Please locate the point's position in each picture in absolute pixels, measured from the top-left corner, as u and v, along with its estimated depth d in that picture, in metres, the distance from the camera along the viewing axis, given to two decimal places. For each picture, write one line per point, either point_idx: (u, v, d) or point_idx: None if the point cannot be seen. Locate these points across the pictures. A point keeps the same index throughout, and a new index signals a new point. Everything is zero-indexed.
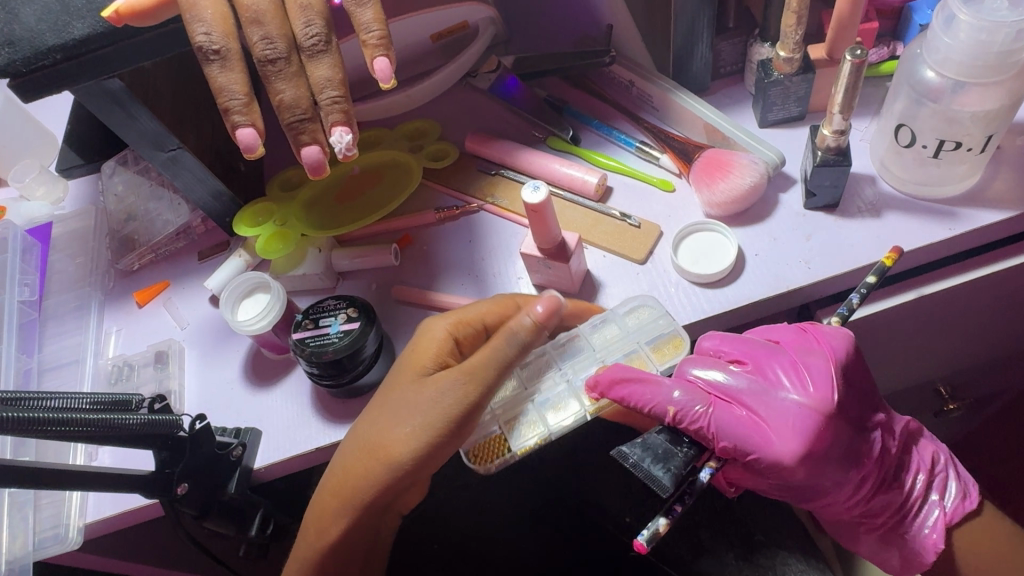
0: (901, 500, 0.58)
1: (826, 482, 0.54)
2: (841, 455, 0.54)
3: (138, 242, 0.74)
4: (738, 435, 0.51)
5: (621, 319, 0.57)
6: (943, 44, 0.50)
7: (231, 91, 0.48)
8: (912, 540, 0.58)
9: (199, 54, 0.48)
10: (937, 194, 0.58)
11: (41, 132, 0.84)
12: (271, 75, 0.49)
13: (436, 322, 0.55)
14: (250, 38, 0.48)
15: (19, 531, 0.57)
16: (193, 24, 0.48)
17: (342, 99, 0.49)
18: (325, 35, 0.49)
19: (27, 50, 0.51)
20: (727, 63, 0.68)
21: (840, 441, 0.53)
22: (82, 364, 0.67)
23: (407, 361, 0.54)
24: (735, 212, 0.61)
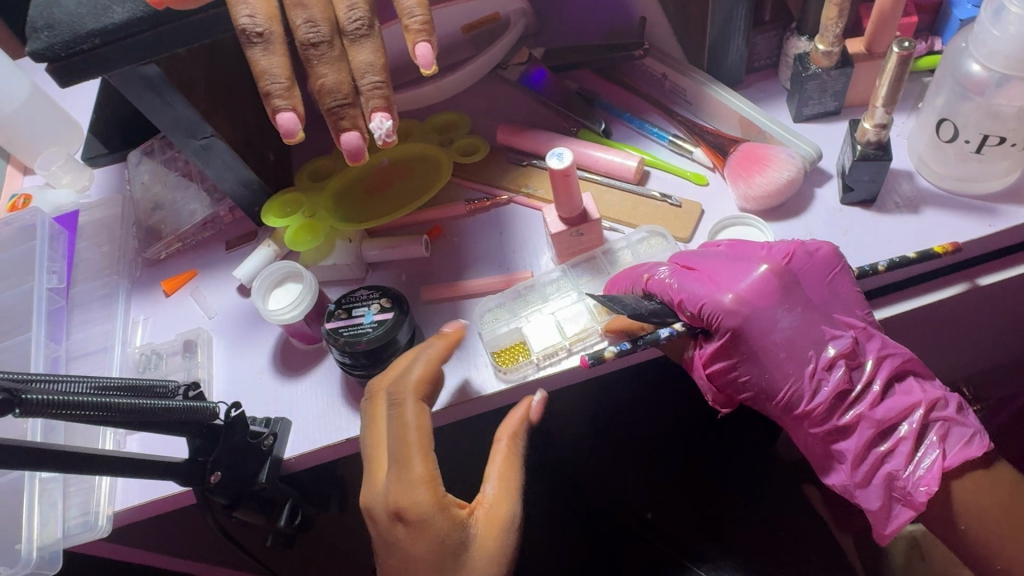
0: (880, 426, 0.50)
1: (783, 365, 0.51)
2: (803, 337, 0.51)
3: (165, 231, 0.73)
4: (692, 287, 0.53)
5: (634, 246, 0.62)
6: (991, 36, 0.50)
7: (272, 75, 0.48)
8: (889, 473, 0.49)
9: (242, 38, 0.48)
10: (976, 190, 0.58)
11: (67, 121, 0.83)
12: (314, 59, 0.48)
13: (403, 490, 0.49)
14: (294, 21, 0.48)
15: (49, 517, 0.57)
16: (237, 7, 0.48)
17: (383, 84, 0.49)
18: (368, 19, 0.49)
19: (65, 34, 0.50)
20: (761, 57, 0.68)
21: (801, 327, 0.51)
22: (111, 351, 0.67)
23: (409, 541, 0.49)
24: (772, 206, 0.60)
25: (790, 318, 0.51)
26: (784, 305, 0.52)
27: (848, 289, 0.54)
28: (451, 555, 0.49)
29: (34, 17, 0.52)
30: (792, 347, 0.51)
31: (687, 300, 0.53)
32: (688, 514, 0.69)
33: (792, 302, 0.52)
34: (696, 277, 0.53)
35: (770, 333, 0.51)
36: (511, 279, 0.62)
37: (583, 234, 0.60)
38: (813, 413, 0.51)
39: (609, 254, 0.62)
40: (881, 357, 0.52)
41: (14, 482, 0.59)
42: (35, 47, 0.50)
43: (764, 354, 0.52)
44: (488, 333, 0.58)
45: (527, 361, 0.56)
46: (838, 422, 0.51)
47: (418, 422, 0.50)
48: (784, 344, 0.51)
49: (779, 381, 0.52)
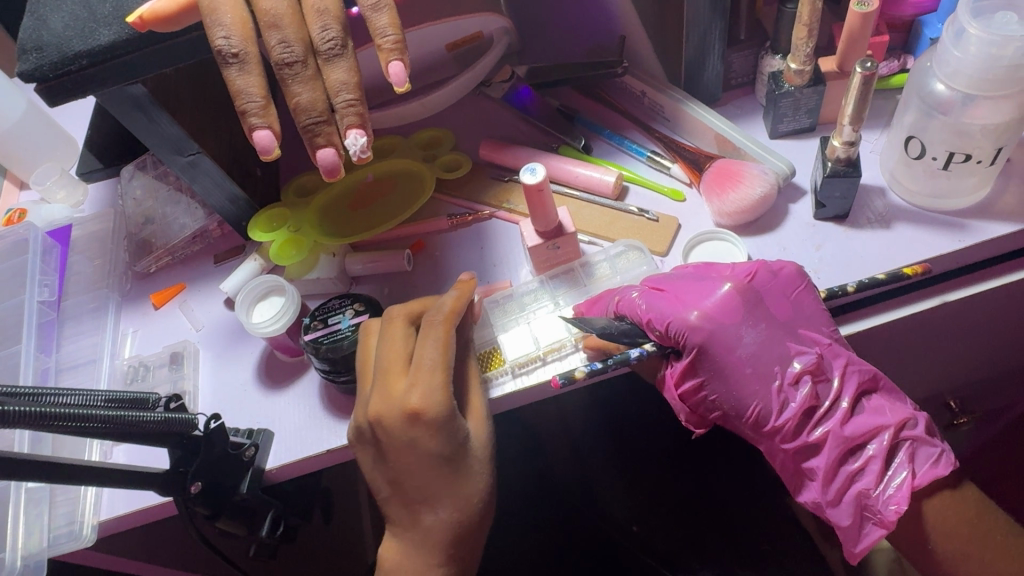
0: (848, 445, 0.51)
1: (750, 384, 0.52)
2: (768, 355, 0.52)
3: (155, 245, 0.75)
4: (659, 305, 0.54)
5: (612, 259, 0.62)
6: (953, 57, 0.51)
7: (248, 94, 0.49)
8: (859, 492, 0.50)
9: (219, 58, 0.50)
10: (947, 206, 0.59)
11: (62, 136, 0.85)
12: (289, 78, 0.50)
13: (423, 391, 0.51)
14: (268, 42, 0.50)
15: (34, 527, 0.58)
16: (214, 28, 0.49)
17: (358, 102, 0.50)
18: (341, 39, 0.50)
19: (53, 56, 0.52)
20: (738, 75, 0.69)
21: (766, 344, 0.52)
22: (99, 363, 0.68)
23: (422, 441, 0.51)
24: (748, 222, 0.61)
25: (755, 334, 0.52)
26: (749, 322, 0.53)
27: (813, 305, 0.55)
28: (458, 451, 0.52)
29: (24, 40, 0.54)
30: (757, 363, 0.52)
31: (653, 317, 0.54)
32: (671, 528, 0.70)
33: (757, 318, 0.53)
34: (663, 293, 0.55)
35: (735, 350, 0.52)
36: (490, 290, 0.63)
37: (560, 248, 0.61)
38: (783, 430, 0.52)
39: (586, 267, 0.62)
40: (846, 374, 0.53)
41: None
42: (24, 68, 0.52)
43: (732, 373, 0.53)
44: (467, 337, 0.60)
45: (500, 370, 0.57)
46: (808, 440, 0.52)
47: (399, 337, 0.54)
48: (749, 360, 0.52)
49: (749, 401, 0.53)
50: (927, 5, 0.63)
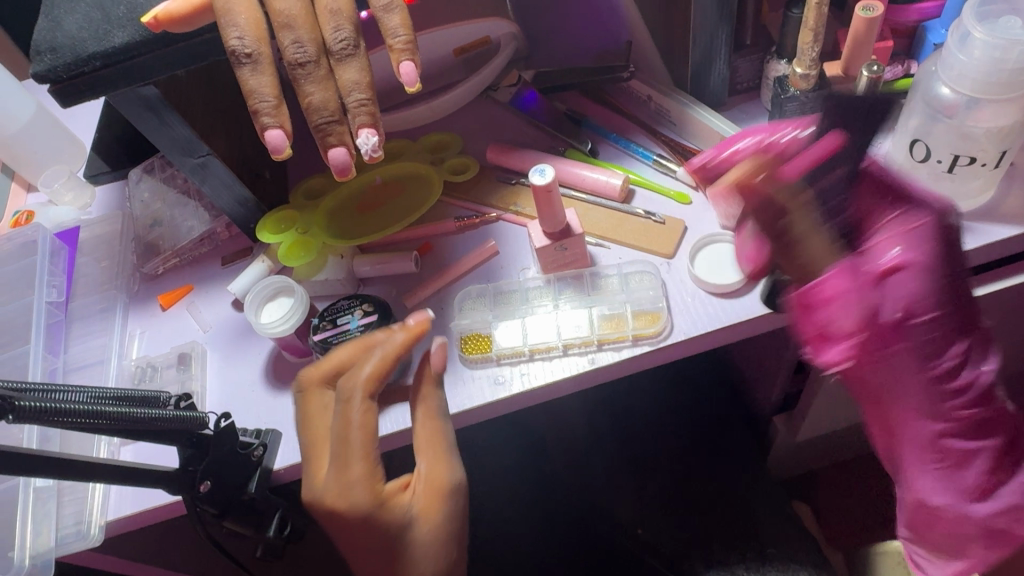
0: (988, 455, 0.51)
1: (907, 382, 0.49)
2: (931, 349, 0.47)
3: (163, 247, 0.75)
4: (900, 256, 0.48)
5: (624, 275, 0.63)
6: (957, 61, 0.51)
7: (261, 93, 0.50)
8: (991, 507, 0.52)
9: (233, 58, 0.50)
10: (951, 210, 0.59)
11: (70, 139, 0.86)
12: (302, 78, 0.50)
13: (340, 489, 0.49)
14: (282, 42, 0.50)
15: (42, 526, 0.58)
16: (228, 29, 0.50)
17: (370, 102, 0.50)
18: (354, 39, 0.50)
19: (67, 57, 0.53)
20: (743, 80, 0.70)
21: (938, 337, 0.47)
22: (107, 363, 0.68)
23: (357, 535, 0.50)
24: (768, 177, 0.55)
25: (926, 328, 0.47)
26: (930, 304, 0.47)
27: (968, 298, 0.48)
28: (401, 541, 0.50)
29: (38, 41, 0.54)
30: (925, 358, 0.48)
31: (894, 270, 0.48)
32: (677, 531, 0.70)
33: (942, 302, 0.47)
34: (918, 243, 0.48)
35: (914, 340, 0.47)
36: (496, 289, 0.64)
37: (567, 249, 0.62)
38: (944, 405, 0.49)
39: (595, 276, 0.64)
40: (991, 392, 0.49)
41: (9, 491, 0.60)
42: (38, 69, 0.53)
43: (928, 341, 0.47)
44: (470, 320, 0.62)
45: (487, 355, 0.59)
46: (965, 420, 0.49)
47: (325, 412, 0.54)
48: (920, 352, 0.48)
49: (928, 370, 0.48)
50: (930, 11, 0.63)
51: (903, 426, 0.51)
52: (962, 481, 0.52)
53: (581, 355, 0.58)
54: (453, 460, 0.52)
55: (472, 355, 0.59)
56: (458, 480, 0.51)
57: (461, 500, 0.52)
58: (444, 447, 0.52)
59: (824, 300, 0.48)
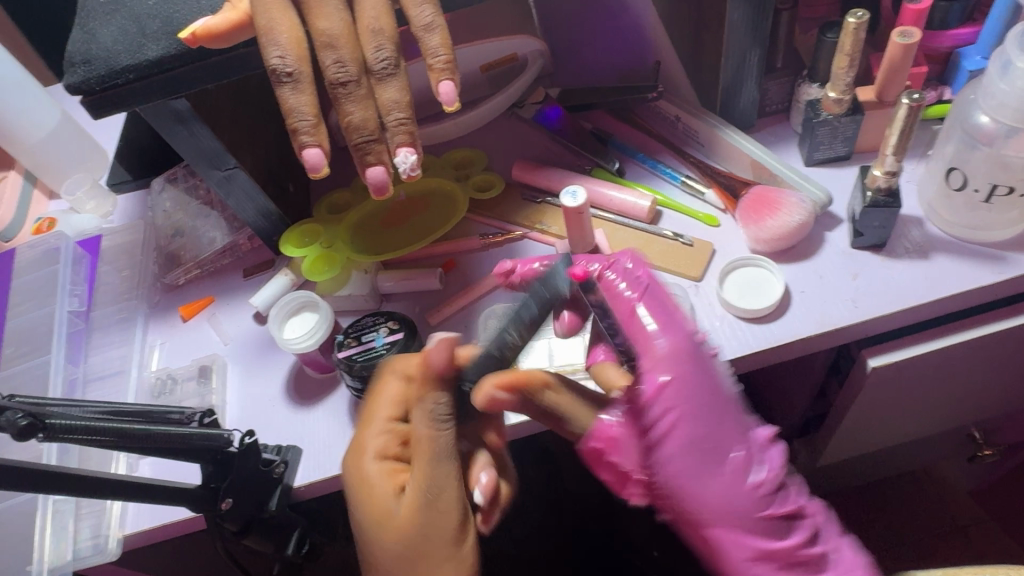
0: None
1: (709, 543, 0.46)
2: (722, 519, 0.44)
3: (184, 258, 0.75)
4: (662, 376, 0.44)
5: None
6: (999, 89, 0.51)
7: (301, 113, 0.50)
8: None
9: (273, 77, 0.50)
10: (987, 238, 0.59)
11: (93, 147, 0.85)
12: (342, 97, 0.50)
13: (366, 450, 0.52)
14: (323, 61, 0.50)
15: (61, 539, 0.58)
16: (268, 47, 0.49)
17: (409, 120, 0.51)
18: (394, 59, 0.50)
19: (101, 69, 0.52)
20: (773, 102, 0.69)
21: (690, 507, 0.45)
22: (127, 375, 0.68)
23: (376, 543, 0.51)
24: (545, 391, 0.49)
25: (702, 503, 0.44)
26: (697, 475, 0.44)
27: (697, 427, 0.44)
28: (386, 521, 0.51)
29: (73, 52, 0.54)
30: (708, 521, 0.45)
31: (664, 394, 0.44)
32: None
33: (686, 468, 0.44)
34: (683, 341, 0.45)
35: (710, 511, 0.44)
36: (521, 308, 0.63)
37: None
38: (772, 537, 0.45)
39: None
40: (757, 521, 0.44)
41: (25, 504, 0.59)
42: (72, 81, 0.53)
43: (727, 461, 0.44)
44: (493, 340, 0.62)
45: None
46: (763, 554, 0.45)
47: (398, 393, 0.53)
48: (711, 517, 0.44)
49: (674, 486, 0.45)
50: (966, 38, 0.63)
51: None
52: None
53: None
54: (439, 462, 0.49)
55: None
56: (433, 484, 0.49)
57: (445, 498, 0.49)
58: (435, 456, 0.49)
59: (608, 446, 0.48)
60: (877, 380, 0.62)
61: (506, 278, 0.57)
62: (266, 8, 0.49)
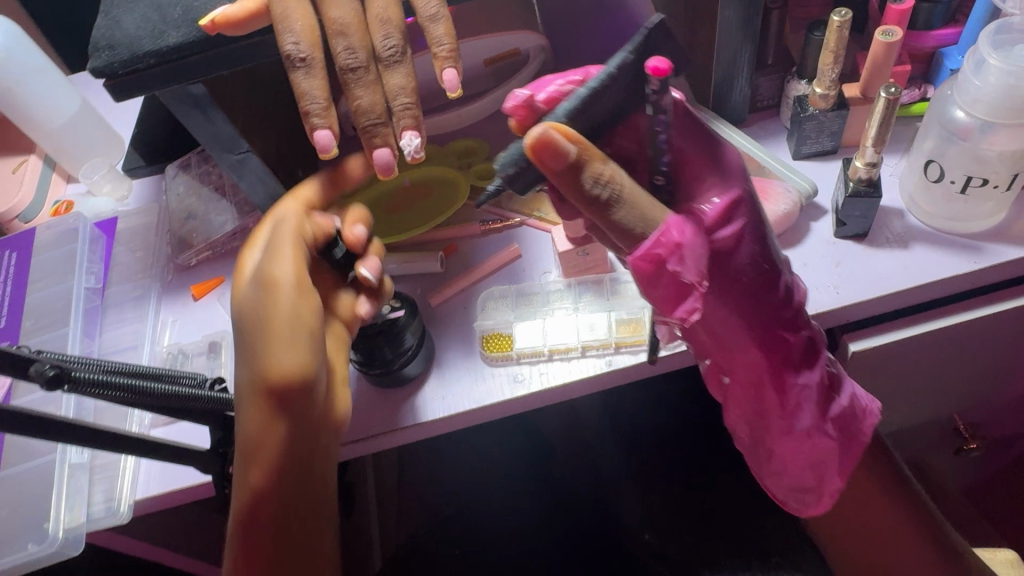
0: (821, 395, 0.56)
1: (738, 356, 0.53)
2: (759, 330, 0.52)
3: (196, 240, 0.78)
4: (727, 198, 0.48)
5: None
6: (973, 86, 0.54)
7: (312, 96, 0.52)
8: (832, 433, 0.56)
9: (287, 62, 0.53)
10: (964, 229, 0.61)
11: (110, 134, 0.89)
12: (352, 82, 0.53)
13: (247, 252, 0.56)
14: (334, 48, 0.53)
15: (75, 501, 0.61)
16: (285, 34, 0.53)
17: (414, 105, 0.53)
18: (401, 47, 0.54)
19: (124, 54, 0.56)
20: (764, 98, 0.72)
21: (734, 320, 0.52)
22: (140, 348, 0.71)
23: (264, 362, 0.47)
24: (605, 168, 0.43)
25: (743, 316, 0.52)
26: (747, 295, 0.51)
27: (755, 260, 0.50)
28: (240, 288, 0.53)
29: (97, 38, 0.57)
30: (749, 337, 0.53)
31: (734, 207, 0.48)
32: (685, 539, 0.72)
33: (738, 293, 0.51)
34: (740, 163, 0.50)
35: (735, 325, 0.52)
36: (518, 288, 0.67)
37: (588, 254, 0.64)
38: (787, 348, 0.54)
39: (615, 282, 0.67)
40: (793, 339, 0.54)
41: (43, 467, 0.63)
42: (96, 64, 0.56)
43: (774, 289, 0.51)
44: (490, 320, 0.65)
45: (508, 354, 0.62)
46: (793, 363, 0.54)
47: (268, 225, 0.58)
48: (748, 337, 0.53)
49: (753, 299, 0.51)
50: (948, 37, 0.66)
51: (774, 405, 0.56)
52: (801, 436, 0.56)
53: (598, 357, 0.61)
54: (275, 244, 0.52)
55: (496, 355, 0.62)
56: (277, 256, 0.51)
57: (279, 266, 0.50)
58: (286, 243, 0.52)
59: (672, 254, 0.43)
60: (859, 364, 0.64)
61: (525, 107, 0.47)
62: None
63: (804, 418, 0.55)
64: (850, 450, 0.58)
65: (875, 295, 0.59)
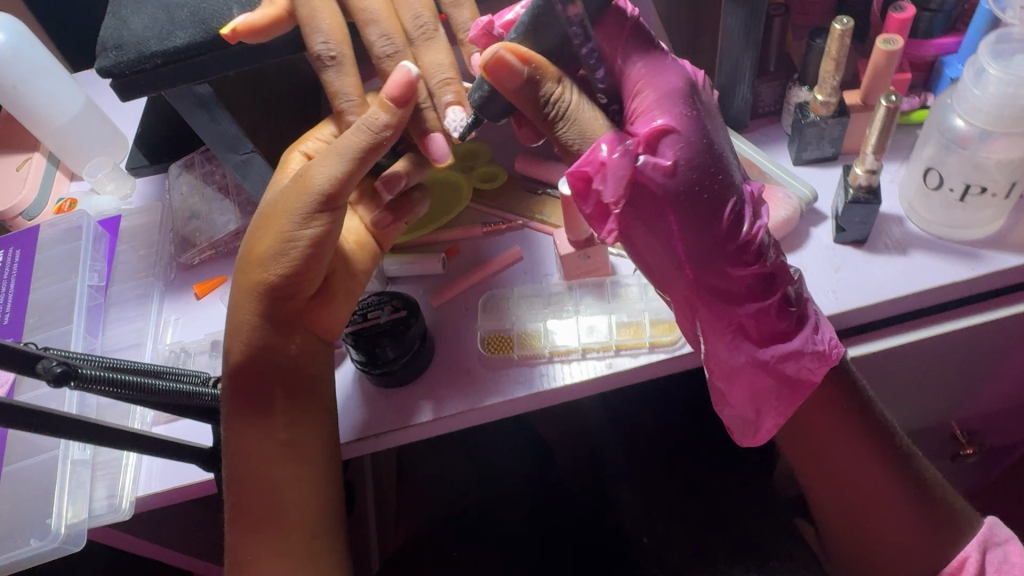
0: (765, 328, 0.56)
1: (677, 280, 0.55)
2: (698, 258, 0.53)
3: (199, 239, 0.78)
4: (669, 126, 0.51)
5: (644, 285, 0.67)
6: (972, 95, 0.54)
7: (345, 93, 0.56)
8: (774, 365, 0.56)
9: (317, 61, 0.56)
10: (962, 236, 0.62)
11: (114, 133, 0.89)
12: (390, 68, 0.56)
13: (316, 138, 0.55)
14: (368, 38, 0.56)
15: (77, 498, 0.61)
16: (313, 34, 0.55)
17: (454, 80, 0.55)
18: (432, 23, 0.56)
19: (131, 54, 0.56)
20: (765, 104, 0.73)
21: (677, 246, 0.53)
22: (142, 347, 0.71)
23: (260, 247, 0.54)
24: (556, 87, 0.48)
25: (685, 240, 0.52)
26: (690, 219, 0.52)
27: (700, 187, 0.51)
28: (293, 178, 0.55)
29: (105, 38, 0.58)
30: (689, 263, 0.53)
31: (669, 137, 0.50)
32: (682, 540, 0.73)
33: (682, 218, 0.52)
34: (681, 88, 0.52)
35: (676, 249, 0.53)
36: (520, 290, 0.67)
37: (590, 257, 0.65)
38: (733, 276, 0.54)
39: (615, 285, 0.67)
40: (740, 266, 0.54)
41: (45, 464, 0.63)
42: (103, 64, 0.56)
43: (719, 216, 0.52)
44: (492, 322, 0.65)
45: (509, 355, 0.62)
46: (735, 290, 0.55)
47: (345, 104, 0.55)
48: (690, 262, 0.53)
49: (694, 226, 0.52)
50: (948, 46, 0.66)
51: (711, 331, 0.56)
52: (738, 365, 0.56)
53: (599, 360, 0.61)
54: (327, 160, 0.52)
55: (498, 355, 0.62)
56: (324, 173, 0.52)
57: (322, 174, 0.52)
58: (349, 155, 0.52)
59: (597, 172, 0.49)
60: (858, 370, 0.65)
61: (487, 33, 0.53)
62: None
63: (743, 347, 0.56)
64: (795, 391, 0.57)
65: (875, 302, 0.59)
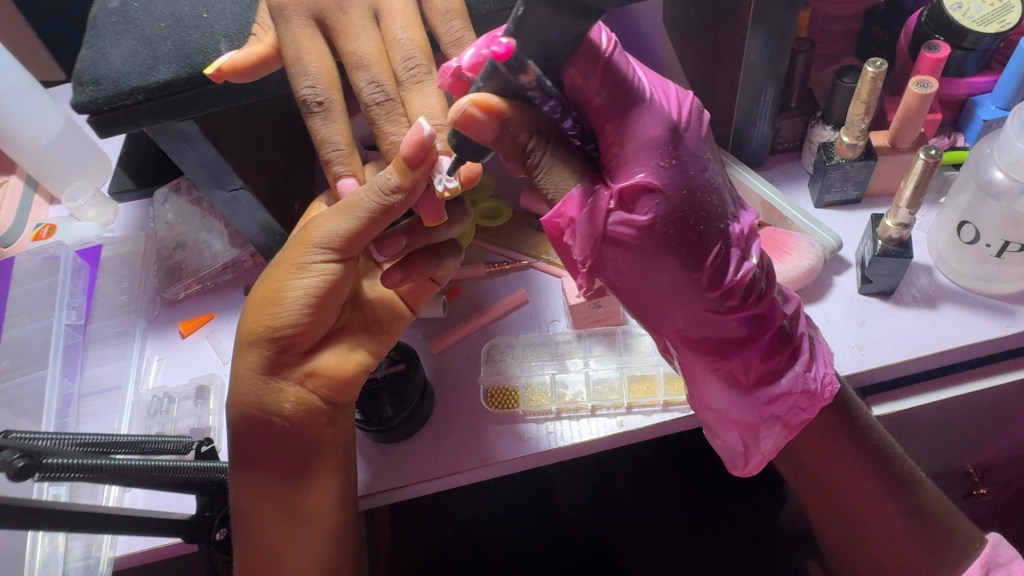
0: (758, 371, 0.51)
1: (658, 325, 0.50)
2: (677, 305, 0.48)
3: (186, 272, 0.74)
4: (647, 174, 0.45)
5: None
6: (1015, 148, 0.51)
7: (333, 143, 0.51)
8: (766, 404, 0.52)
9: (304, 107, 0.51)
10: (995, 290, 0.58)
11: (95, 154, 0.84)
12: (378, 118, 0.51)
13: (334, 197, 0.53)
14: (357, 84, 0.51)
15: (51, 561, 0.57)
16: (299, 78, 0.51)
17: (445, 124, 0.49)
18: (425, 65, 0.51)
19: (110, 90, 0.52)
20: (785, 140, 0.69)
21: (657, 294, 0.48)
22: (123, 390, 0.67)
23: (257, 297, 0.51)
24: (527, 139, 0.42)
25: (666, 285, 0.47)
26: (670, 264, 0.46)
27: (678, 232, 0.46)
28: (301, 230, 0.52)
29: (82, 71, 0.53)
30: (667, 308, 0.49)
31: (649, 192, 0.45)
32: None
33: (661, 266, 0.46)
34: (660, 133, 0.45)
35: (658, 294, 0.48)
36: (524, 337, 0.64)
37: (601, 306, 0.62)
38: (715, 321, 0.49)
39: (627, 335, 0.63)
40: (724, 313, 0.49)
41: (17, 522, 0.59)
42: (78, 100, 0.52)
43: (702, 263, 0.47)
44: (495, 372, 0.61)
45: (514, 410, 0.58)
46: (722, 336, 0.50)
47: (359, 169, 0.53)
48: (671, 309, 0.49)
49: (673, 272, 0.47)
50: (981, 86, 0.63)
51: (698, 375, 0.52)
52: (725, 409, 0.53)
53: (610, 418, 0.57)
54: (338, 214, 0.49)
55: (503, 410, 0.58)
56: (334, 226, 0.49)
57: (331, 229, 0.49)
58: (360, 216, 0.48)
59: (567, 228, 0.45)
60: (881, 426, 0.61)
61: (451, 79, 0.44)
62: (295, 39, 0.51)
63: (728, 389, 0.52)
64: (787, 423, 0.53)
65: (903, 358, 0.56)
